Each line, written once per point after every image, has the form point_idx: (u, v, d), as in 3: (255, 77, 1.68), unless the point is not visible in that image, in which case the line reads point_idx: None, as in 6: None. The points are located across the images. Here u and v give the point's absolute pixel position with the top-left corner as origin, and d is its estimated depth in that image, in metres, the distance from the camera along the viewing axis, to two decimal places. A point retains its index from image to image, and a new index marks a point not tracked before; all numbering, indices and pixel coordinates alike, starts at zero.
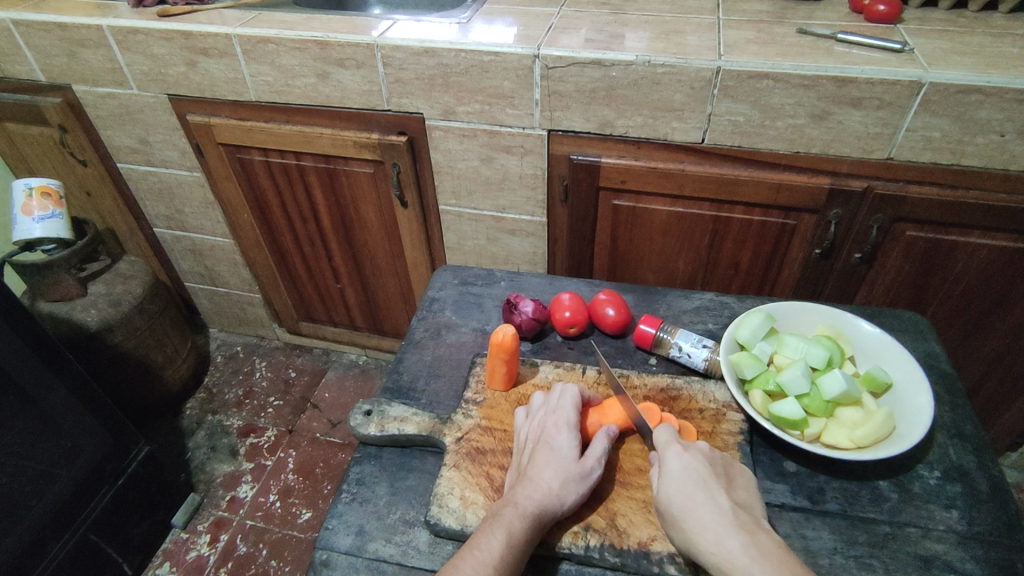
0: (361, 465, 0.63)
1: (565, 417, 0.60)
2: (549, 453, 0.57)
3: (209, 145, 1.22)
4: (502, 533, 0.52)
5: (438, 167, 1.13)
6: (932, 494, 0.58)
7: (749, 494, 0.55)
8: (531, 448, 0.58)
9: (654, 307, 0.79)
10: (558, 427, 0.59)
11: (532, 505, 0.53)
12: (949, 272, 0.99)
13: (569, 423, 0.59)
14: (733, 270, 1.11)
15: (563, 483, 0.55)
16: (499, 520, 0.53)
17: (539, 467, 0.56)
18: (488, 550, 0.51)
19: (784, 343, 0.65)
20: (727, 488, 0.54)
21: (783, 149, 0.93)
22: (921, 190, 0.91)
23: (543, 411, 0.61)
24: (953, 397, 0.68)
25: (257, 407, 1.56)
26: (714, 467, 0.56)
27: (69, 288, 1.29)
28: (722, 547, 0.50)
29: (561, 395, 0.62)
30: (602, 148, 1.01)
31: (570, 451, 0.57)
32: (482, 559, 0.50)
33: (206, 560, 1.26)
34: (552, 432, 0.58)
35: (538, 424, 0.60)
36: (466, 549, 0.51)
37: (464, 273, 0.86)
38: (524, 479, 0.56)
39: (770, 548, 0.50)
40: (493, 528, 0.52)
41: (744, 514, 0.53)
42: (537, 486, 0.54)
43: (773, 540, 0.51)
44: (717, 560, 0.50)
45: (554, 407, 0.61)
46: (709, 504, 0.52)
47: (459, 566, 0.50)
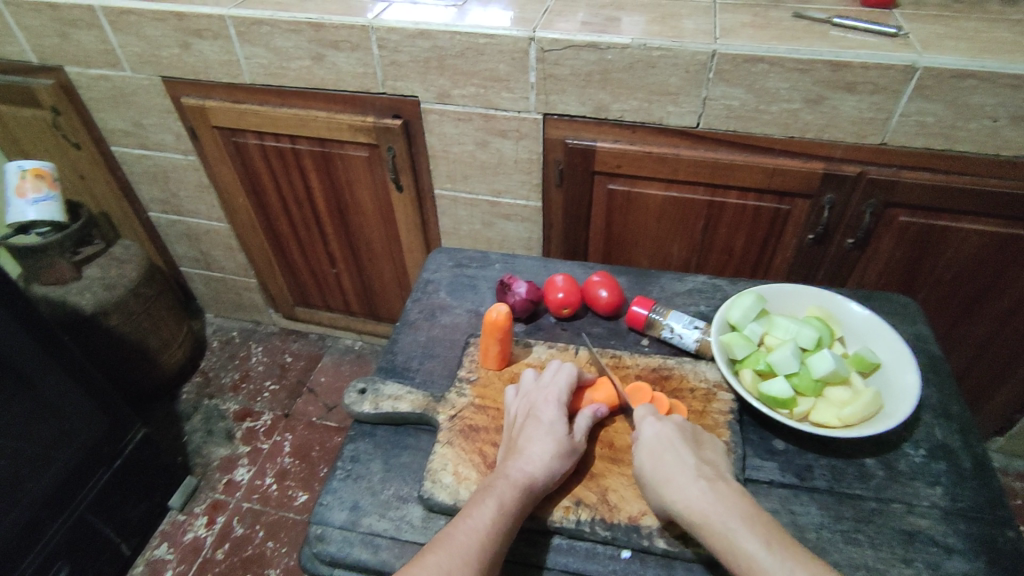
0: (356, 442, 0.64)
1: (556, 393, 0.60)
2: (539, 425, 0.57)
3: (203, 127, 1.22)
4: (494, 503, 0.52)
5: (433, 151, 1.13)
6: (918, 472, 0.59)
7: (718, 455, 0.57)
8: (521, 422, 0.59)
9: (647, 289, 0.79)
10: (547, 401, 0.59)
11: (522, 476, 0.54)
12: (942, 257, 1.00)
13: (558, 399, 0.60)
14: (727, 255, 1.12)
15: (553, 456, 0.56)
16: (491, 491, 0.53)
17: (530, 439, 0.57)
18: (480, 519, 0.52)
19: (775, 324, 0.66)
20: (696, 449, 0.56)
21: (777, 133, 0.93)
22: (913, 176, 0.92)
23: (534, 388, 0.62)
24: (940, 378, 0.69)
25: (253, 391, 1.57)
26: (684, 433, 0.57)
27: (63, 272, 1.29)
28: (683, 495, 0.52)
29: (553, 374, 0.63)
30: (597, 133, 1.01)
31: (560, 424, 0.58)
32: (475, 527, 0.51)
33: (203, 542, 1.27)
34: (542, 406, 0.59)
35: (527, 400, 0.60)
36: (458, 518, 0.52)
37: (459, 256, 0.86)
38: (515, 452, 0.56)
39: (728, 495, 0.52)
40: (485, 498, 0.53)
41: (709, 468, 0.54)
42: (527, 458, 0.55)
43: (733, 488, 0.53)
44: (681, 508, 0.52)
45: (545, 384, 0.62)
46: (676, 462, 0.54)
47: (452, 535, 0.51)
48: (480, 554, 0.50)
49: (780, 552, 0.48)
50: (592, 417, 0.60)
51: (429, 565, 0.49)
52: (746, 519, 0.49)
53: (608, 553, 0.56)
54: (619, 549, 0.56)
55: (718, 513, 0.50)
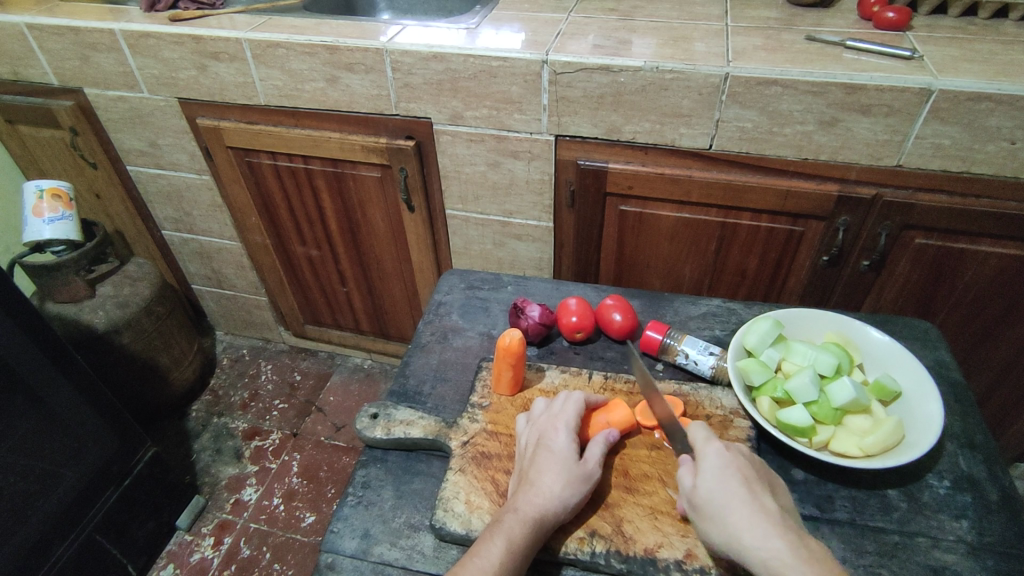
0: (367, 468, 0.63)
1: (565, 421, 0.59)
2: (548, 455, 0.56)
3: (217, 147, 1.23)
4: (503, 539, 0.51)
5: (444, 171, 1.14)
6: (942, 504, 0.58)
7: (785, 498, 0.54)
8: (531, 452, 0.58)
9: (661, 312, 0.78)
10: (558, 430, 0.58)
11: (533, 510, 0.53)
12: (959, 280, 0.99)
13: (568, 427, 0.59)
14: (740, 277, 1.11)
15: (564, 486, 0.54)
16: (500, 528, 0.52)
17: (540, 470, 0.56)
18: (488, 557, 0.50)
19: (792, 350, 0.65)
20: (770, 491, 0.54)
21: (791, 155, 0.93)
22: (929, 198, 0.91)
23: (546, 416, 0.61)
24: (963, 405, 0.67)
25: (262, 410, 1.56)
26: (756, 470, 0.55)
27: (78, 290, 1.30)
28: (769, 546, 0.49)
29: (563, 401, 0.62)
30: (609, 154, 1.02)
31: (570, 453, 0.57)
32: (483, 566, 0.50)
33: (210, 563, 1.26)
34: (551, 435, 0.58)
35: (537, 428, 0.59)
36: (467, 556, 0.51)
37: (471, 277, 0.85)
38: (525, 484, 0.55)
39: (816, 551, 0.49)
40: (494, 534, 0.52)
41: (786, 516, 0.52)
42: (538, 490, 0.54)
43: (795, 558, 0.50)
44: (764, 558, 0.49)
45: (555, 411, 0.61)
46: (757, 504, 0.51)
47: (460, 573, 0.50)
48: None
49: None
50: (605, 445, 0.59)
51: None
52: None
53: None
54: None
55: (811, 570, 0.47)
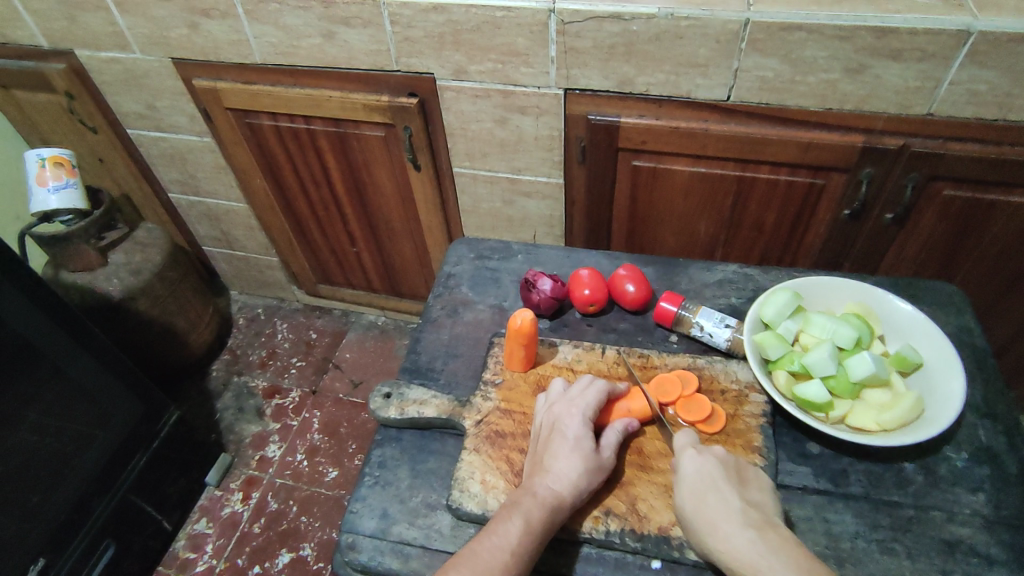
0: (383, 447, 0.64)
1: (582, 408, 0.59)
2: (564, 441, 0.57)
3: (216, 108, 1.19)
4: (520, 521, 0.52)
5: (450, 129, 1.09)
6: (959, 477, 0.58)
7: (763, 494, 0.55)
8: (546, 436, 0.58)
9: (675, 280, 0.76)
10: (572, 416, 0.58)
11: (549, 496, 0.54)
12: (986, 233, 0.95)
13: (584, 414, 0.58)
14: (756, 231, 1.08)
15: (581, 473, 0.55)
16: (517, 508, 0.53)
17: (556, 456, 0.56)
18: (505, 536, 0.52)
19: (811, 322, 0.63)
20: (740, 489, 0.54)
21: (814, 105, 0.88)
22: (960, 147, 0.86)
23: (562, 400, 0.60)
24: (985, 373, 0.66)
25: (280, 367, 1.59)
26: (727, 468, 0.55)
27: (90, 259, 1.30)
28: (731, 545, 0.51)
29: (584, 386, 0.61)
30: (621, 107, 0.97)
31: (586, 439, 0.57)
32: (500, 545, 0.51)
33: (240, 516, 1.31)
34: (567, 420, 0.58)
35: (553, 412, 0.59)
36: (483, 534, 0.52)
37: (480, 246, 0.83)
38: (541, 469, 0.56)
39: (781, 545, 0.50)
40: (511, 514, 0.53)
41: (755, 513, 0.52)
42: (554, 476, 0.55)
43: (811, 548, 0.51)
44: (729, 559, 0.51)
45: (573, 396, 0.61)
46: (718, 506, 0.53)
47: (477, 552, 0.51)
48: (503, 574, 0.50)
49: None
50: (623, 432, 0.59)
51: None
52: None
53: (638, 563, 0.56)
54: (649, 559, 0.56)
55: (769, 566, 0.49)
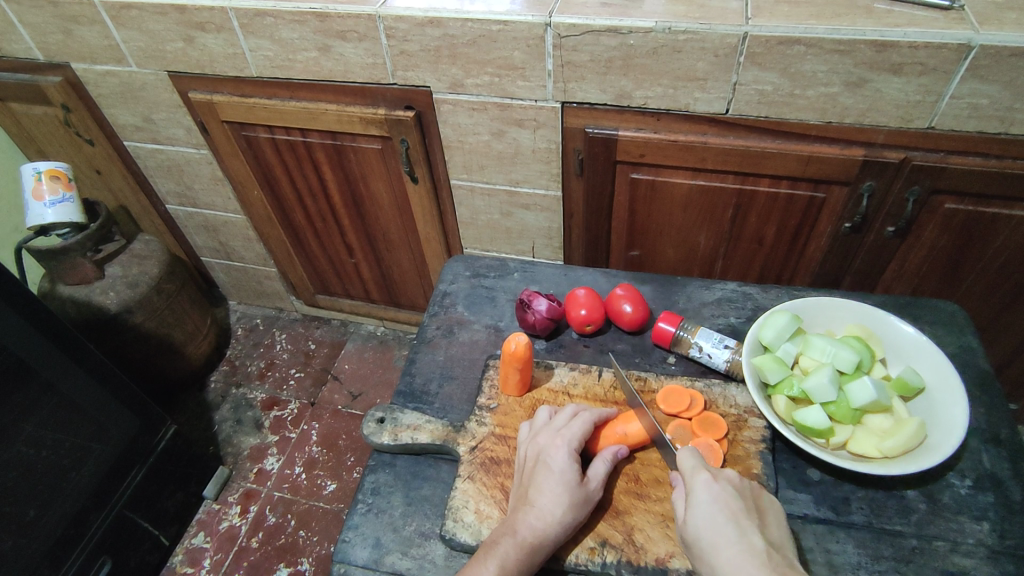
0: (376, 473, 0.63)
1: (568, 439, 0.58)
2: (548, 475, 0.55)
3: (212, 121, 1.19)
4: (497, 564, 0.51)
5: (447, 141, 1.09)
6: (963, 505, 0.57)
7: (782, 532, 0.53)
8: (531, 468, 0.57)
9: (673, 299, 0.75)
10: (556, 447, 0.57)
11: (531, 535, 0.53)
12: (988, 246, 0.94)
13: (570, 445, 0.57)
14: (757, 244, 1.07)
15: (566, 509, 0.54)
16: (496, 549, 0.52)
17: (540, 491, 0.55)
18: None
19: (810, 345, 0.62)
20: (760, 525, 0.52)
21: (813, 119, 0.87)
22: (962, 161, 0.85)
23: (546, 429, 0.59)
24: (989, 396, 0.65)
25: (279, 379, 1.58)
26: (745, 502, 0.53)
27: (87, 272, 1.29)
28: None
29: (569, 416, 0.61)
30: (619, 120, 0.96)
31: (572, 472, 0.56)
32: None
33: (238, 530, 1.31)
34: (553, 452, 0.57)
35: (537, 443, 0.58)
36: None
37: (476, 264, 0.82)
38: (525, 505, 0.55)
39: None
40: (489, 556, 0.52)
41: (778, 555, 0.50)
42: (537, 513, 0.54)
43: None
44: None
45: (558, 426, 0.59)
46: (740, 542, 0.50)
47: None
48: None
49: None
50: (611, 461, 0.58)
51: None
52: None
53: None
54: None
55: None
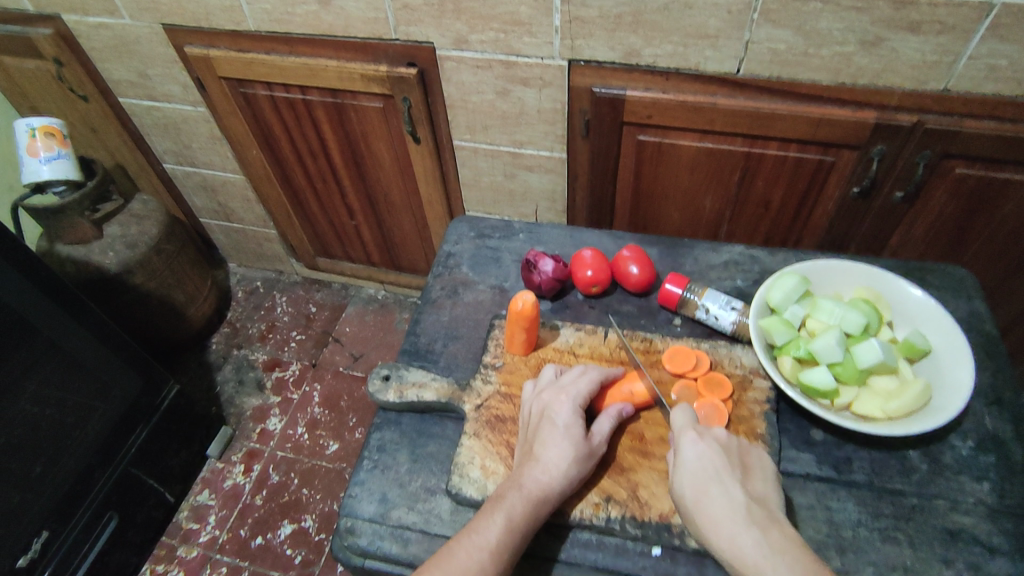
0: (382, 430, 0.63)
1: (573, 395, 0.58)
2: (553, 429, 0.56)
3: (209, 78, 1.16)
4: (503, 517, 0.52)
5: (450, 100, 1.06)
6: (964, 465, 0.58)
7: (766, 487, 0.54)
8: (535, 423, 0.57)
9: (680, 262, 0.75)
10: (561, 403, 0.57)
11: (537, 488, 0.53)
12: (997, 212, 0.93)
13: (575, 400, 0.58)
14: (763, 208, 1.06)
15: (570, 464, 0.54)
16: (501, 503, 0.53)
17: (545, 445, 0.55)
18: (486, 534, 0.51)
19: (818, 307, 0.62)
20: (743, 480, 0.54)
21: (826, 79, 0.85)
22: (976, 124, 0.83)
23: (552, 386, 0.60)
24: (994, 359, 0.65)
25: (280, 341, 1.59)
26: (730, 459, 0.55)
27: (85, 231, 1.28)
28: (734, 543, 0.50)
29: (576, 374, 0.61)
30: (627, 80, 0.93)
31: (577, 427, 0.56)
32: (480, 542, 0.51)
33: (242, 489, 1.32)
34: (557, 407, 0.57)
35: (542, 399, 0.58)
36: (462, 534, 0.52)
37: (481, 225, 0.81)
38: (530, 459, 0.55)
39: (783, 544, 0.49)
40: (495, 510, 0.53)
41: (760, 508, 0.52)
42: (543, 467, 0.54)
43: (786, 535, 0.50)
44: (731, 556, 0.50)
45: (564, 383, 0.60)
46: (722, 498, 0.52)
47: (455, 553, 0.51)
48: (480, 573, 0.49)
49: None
50: (616, 418, 0.58)
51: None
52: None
53: (638, 549, 0.56)
54: (650, 546, 0.56)
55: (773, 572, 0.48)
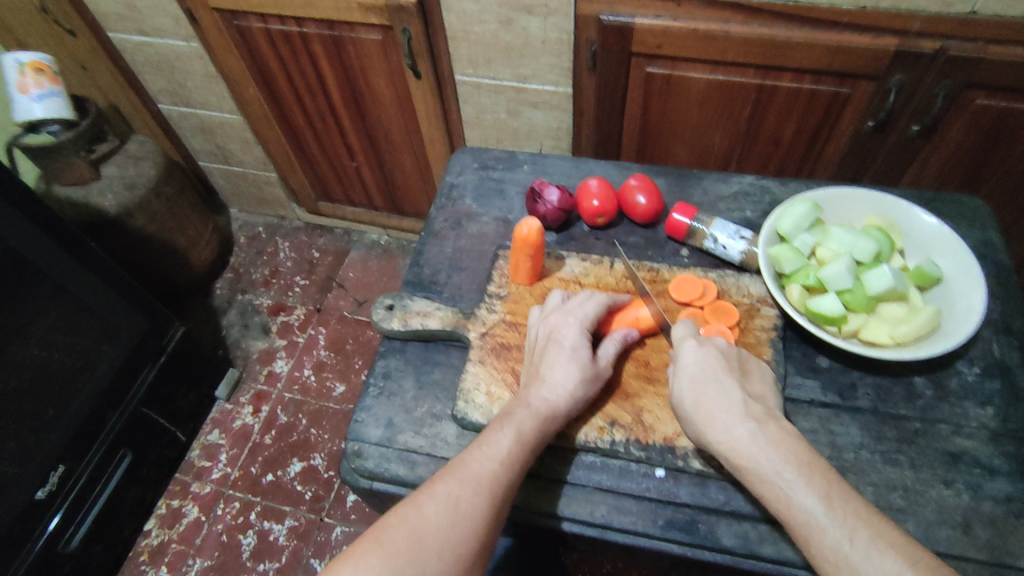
0: (387, 358, 0.64)
1: (580, 318, 0.58)
2: (560, 350, 0.56)
3: (201, 10, 1.11)
4: (512, 432, 0.53)
5: (452, 31, 1.02)
6: (969, 391, 0.58)
7: (763, 388, 0.56)
8: (542, 345, 0.58)
9: (689, 193, 0.73)
10: (569, 325, 0.57)
11: (544, 406, 0.54)
12: (1016, 146, 0.91)
13: (583, 323, 0.58)
14: (773, 145, 1.03)
15: (577, 385, 0.55)
16: (509, 419, 0.53)
17: (552, 366, 0.56)
18: (496, 447, 0.52)
19: (829, 235, 0.61)
20: (741, 381, 0.55)
21: (845, 3, 0.81)
22: (1003, 51, 0.79)
23: (559, 310, 0.60)
24: (1005, 289, 0.65)
25: (284, 286, 1.59)
26: (729, 362, 0.56)
27: (82, 172, 1.26)
28: (731, 437, 0.51)
29: (584, 298, 0.60)
30: (637, 6, 0.89)
31: (584, 349, 0.57)
32: (490, 454, 0.52)
33: (251, 428, 1.35)
34: (564, 330, 0.57)
35: (549, 322, 0.59)
36: (473, 446, 0.52)
37: (484, 156, 0.80)
38: (537, 379, 0.56)
39: (778, 437, 0.51)
40: (504, 425, 0.53)
41: (756, 405, 0.54)
42: (550, 387, 0.55)
43: (782, 429, 0.52)
44: (727, 449, 0.51)
45: (571, 306, 0.60)
46: (721, 397, 0.53)
47: (466, 463, 0.51)
48: (491, 483, 0.50)
49: (839, 509, 0.47)
50: (621, 342, 0.59)
51: (438, 493, 0.49)
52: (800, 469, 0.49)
53: (642, 470, 0.57)
54: (653, 468, 0.58)
55: (768, 460, 0.50)
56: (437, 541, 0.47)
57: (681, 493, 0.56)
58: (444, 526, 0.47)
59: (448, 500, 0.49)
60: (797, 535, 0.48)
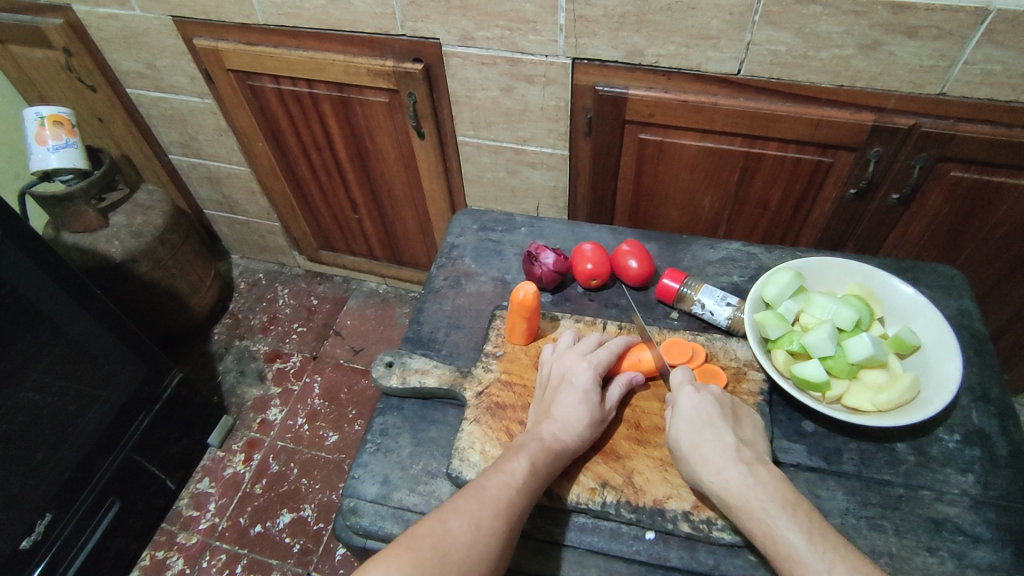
0: (384, 415, 0.65)
1: (593, 363, 0.62)
2: (572, 392, 0.59)
3: (217, 70, 1.17)
4: (527, 461, 0.55)
5: (455, 96, 1.08)
6: (950, 458, 0.60)
7: (754, 433, 0.59)
8: (556, 386, 0.61)
9: (678, 257, 0.77)
10: (581, 368, 0.61)
11: (556, 442, 0.56)
12: (990, 217, 0.95)
13: (595, 368, 0.61)
14: (761, 209, 1.07)
15: (586, 426, 0.58)
16: (524, 448, 0.56)
17: (563, 406, 0.59)
18: (513, 474, 0.54)
19: (812, 302, 0.64)
20: (735, 427, 0.58)
21: (825, 82, 0.86)
22: (971, 129, 0.85)
23: (571, 352, 0.63)
24: (982, 357, 0.67)
25: (282, 333, 1.60)
26: (722, 409, 0.59)
27: (91, 220, 1.30)
28: (723, 479, 0.54)
29: (594, 343, 0.64)
30: (630, 79, 0.95)
31: (593, 393, 0.60)
32: (508, 481, 0.53)
33: (242, 477, 1.34)
34: (578, 373, 0.61)
35: (562, 364, 0.62)
36: (492, 471, 0.54)
37: (484, 218, 0.83)
38: (547, 417, 0.59)
39: (767, 479, 0.53)
40: (518, 454, 0.55)
41: (747, 449, 0.56)
42: (562, 424, 0.57)
43: (771, 472, 0.54)
44: (719, 490, 0.54)
45: (584, 351, 0.63)
46: (715, 441, 0.56)
47: (485, 486, 0.53)
48: (508, 507, 0.52)
49: (820, 544, 0.50)
50: (627, 386, 0.62)
51: (462, 510, 0.51)
52: (784, 508, 0.51)
53: (633, 533, 0.58)
54: (643, 530, 0.58)
55: (756, 500, 0.52)
56: (460, 556, 0.49)
57: (670, 556, 0.57)
58: (468, 542, 0.49)
59: (472, 520, 0.51)
60: (779, 566, 0.51)
